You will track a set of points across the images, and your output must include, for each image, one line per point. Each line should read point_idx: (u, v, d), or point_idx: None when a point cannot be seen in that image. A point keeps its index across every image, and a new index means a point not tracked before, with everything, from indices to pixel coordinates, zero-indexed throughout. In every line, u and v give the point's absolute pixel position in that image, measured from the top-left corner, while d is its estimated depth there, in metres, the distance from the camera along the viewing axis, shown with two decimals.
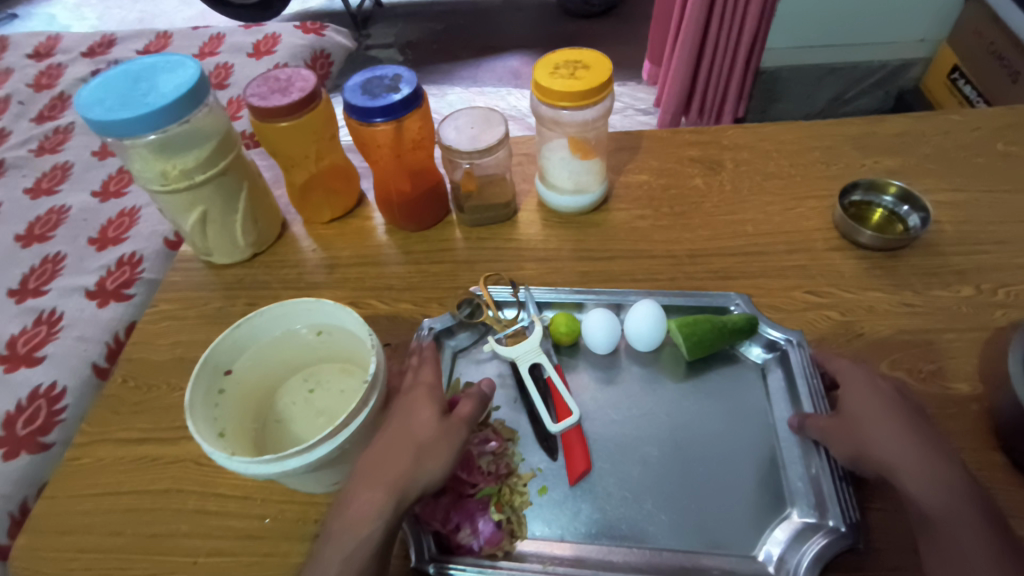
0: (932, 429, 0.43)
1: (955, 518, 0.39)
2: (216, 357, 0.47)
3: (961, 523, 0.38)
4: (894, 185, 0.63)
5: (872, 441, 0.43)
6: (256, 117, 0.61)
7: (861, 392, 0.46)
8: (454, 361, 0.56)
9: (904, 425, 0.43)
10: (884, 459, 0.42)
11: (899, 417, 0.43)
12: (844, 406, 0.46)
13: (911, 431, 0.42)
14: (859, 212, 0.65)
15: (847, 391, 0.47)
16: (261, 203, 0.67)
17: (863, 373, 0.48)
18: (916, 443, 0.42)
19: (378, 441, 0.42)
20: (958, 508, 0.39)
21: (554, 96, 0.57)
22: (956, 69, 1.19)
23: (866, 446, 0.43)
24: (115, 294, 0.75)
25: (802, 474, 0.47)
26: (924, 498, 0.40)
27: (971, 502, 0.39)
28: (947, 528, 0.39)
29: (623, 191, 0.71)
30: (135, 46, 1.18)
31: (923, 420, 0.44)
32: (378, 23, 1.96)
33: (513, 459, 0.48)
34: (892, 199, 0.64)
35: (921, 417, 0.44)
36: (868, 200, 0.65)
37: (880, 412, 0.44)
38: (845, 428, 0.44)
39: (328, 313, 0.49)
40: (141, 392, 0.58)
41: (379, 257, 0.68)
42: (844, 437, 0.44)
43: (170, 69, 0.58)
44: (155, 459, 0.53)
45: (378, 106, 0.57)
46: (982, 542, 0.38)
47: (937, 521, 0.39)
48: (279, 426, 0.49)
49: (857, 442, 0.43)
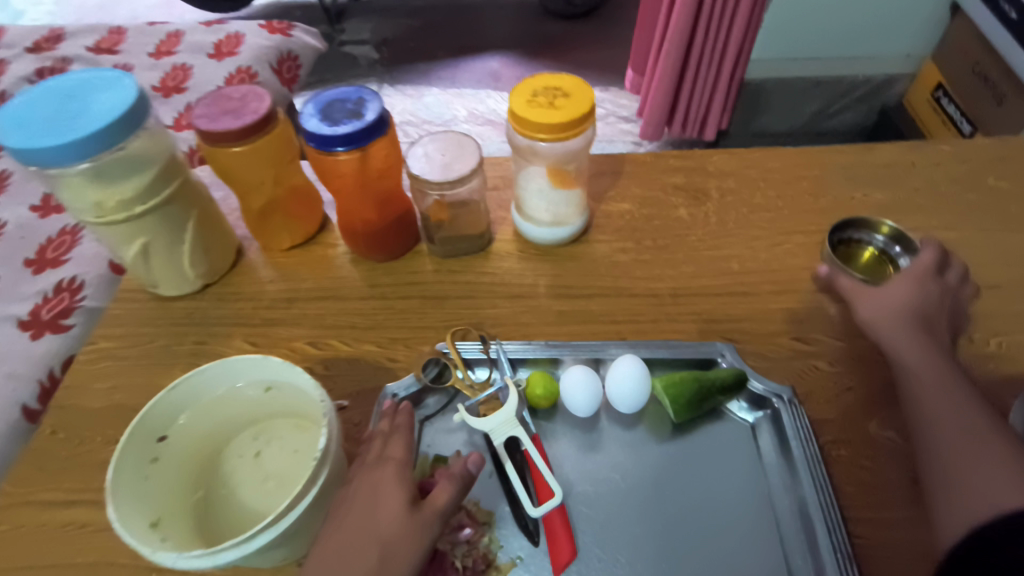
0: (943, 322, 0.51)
1: (932, 363, 0.47)
2: (148, 422, 0.42)
3: (936, 368, 0.47)
4: (888, 226, 0.60)
5: (885, 310, 0.52)
6: (205, 141, 0.55)
7: (908, 277, 0.53)
8: (421, 429, 0.52)
9: (921, 307, 0.51)
10: (889, 323, 0.51)
11: (920, 306, 0.51)
12: (884, 284, 0.54)
13: (924, 317, 0.51)
14: (849, 251, 0.62)
15: (904, 272, 0.54)
16: (212, 231, 0.61)
17: (931, 265, 0.54)
18: (921, 328, 0.50)
19: (335, 533, 0.39)
20: (932, 356, 0.48)
21: (530, 127, 0.53)
22: (940, 87, 1.17)
23: (879, 315, 0.52)
24: (52, 325, 0.68)
25: (804, 555, 0.44)
26: (912, 352, 0.49)
27: (954, 363, 0.48)
28: (923, 371, 0.47)
29: (603, 221, 0.68)
30: (85, 42, 1.09)
31: (943, 310, 0.52)
32: (354, 17, 1.88)
33: (489, 547, 0.45)
34: (884, 239, 0.61)
35: (942, 310, 0.52)
36: (858, 238, 0.62)
37: (907, 293, 0.52)
38: (871, 298, 0.53)
39: (276, 372, 0.45)
40: (72, 445, 0.53)
41: (342, 290, 0.63)
42: (867, 308, 0.53)
43: (105, 86, 0.52)
44: (85, 526, 0.48)
45: (339, 134, 0.52)
46: (951, 383, 0.46)
47: (912, 365, 0.48)
48: (224, 493, 0.45)
49: (874, 314, 0.52)
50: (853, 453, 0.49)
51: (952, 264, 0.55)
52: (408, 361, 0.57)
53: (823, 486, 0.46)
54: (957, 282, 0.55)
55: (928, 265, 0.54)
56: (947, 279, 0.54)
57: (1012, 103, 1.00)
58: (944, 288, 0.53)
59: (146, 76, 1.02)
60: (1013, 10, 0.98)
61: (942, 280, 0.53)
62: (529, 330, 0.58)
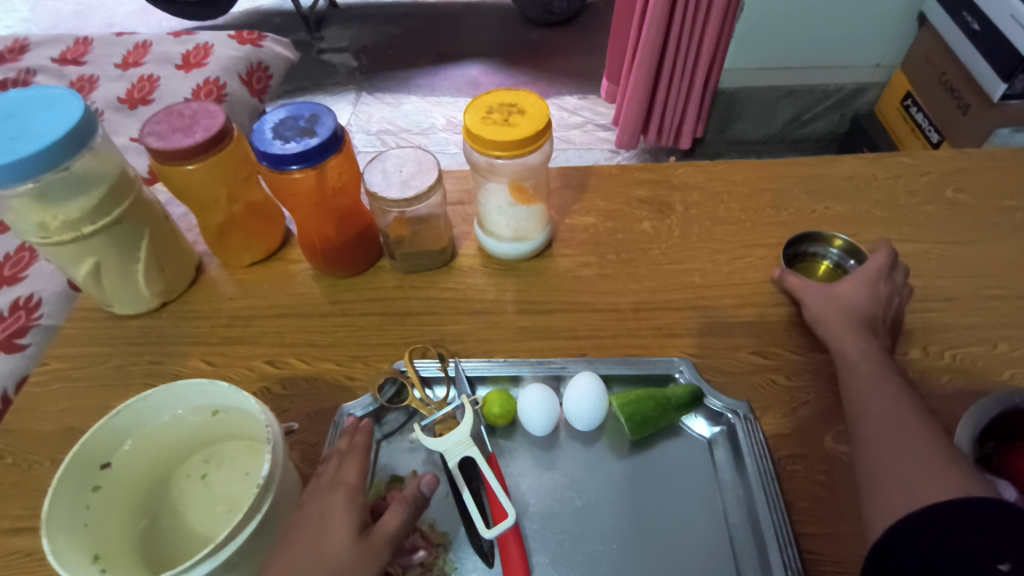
0: (881, 321, 0.54)
1: (871, 362, 0.50)
2: (89, 449, 0.41)
3: (874, 366, 0.49)
4: (841, 239, 0.62)
5: (831, 313, 0.54)
6: (157, 160, 0.55)
7: (855, 283, 0.55)
8: (378, 449, 0.51)
9: (862, 307, 0.54)
10: (834, 324, 0.53)
11: (863, 304, 0.54)
12: (832, 287, 0.56)
13: (862, 315, 0.53)
14: (805, 266, 0.64)
15: (851, 277, 0.56)
16: (166, 249, 0.60)
17: (879, 270, 0.56)
18: (859, 325, 0.52)
19: (280, 559, 0.38)
20: (871, 354, 0.50)
21: (486, 144, 0.52)
22: (909, 95, 1.18)
23: (825, 316, 0.54)
24: (6, 344, 0.67)
25: (755, 567, 0.44)
26: (853, 351, 0.51)
27: (887, 358, 0.50)
28: (863, 369, 0.50)
29: (567, 235, 0.67)
30: (50, 52, 1.07)
31: (886, 315, 0.54)
32: (333, 25, 1.88)
33: (443, 569, 0.44)
34: (838, 252, 0.63)
35: (883, 310, 0.54)
36: (815, 253, 0.64)
37: (852, 297, 0.54)
38: (819, 299, 0.56)
39: (224, 395, 0.44)
40: (19, 471, 0.52)
41: (302, 307, 0.63)
42: (813, 309, 0.55)
43: (48, 104, 0.51)
44: (31, 554, 0.47)
45: (293, 152, 0.51)
46: (885, 379, 0.48)
47: (852, 363, 0.50)
48: (170, 520, 0.44)
49: (822, 314, 0.55)
50: (807, 467, 0.49)
51: (897, 269, 0.57)
52: (366, 379, 0.56)
53: (777, 503, 0.46)
54: (905, 286, 0.57)
55: (876, 270, 0.56)
56: (895, 281, 0.56)
57: (976, 113, 1.02)
58: (890, 291, 0.55)
59: (112, 87, 1.00)
60: (976, 21, 0.99)
61: (889, 281, 0.55)
62: (490, 346, 0.58)
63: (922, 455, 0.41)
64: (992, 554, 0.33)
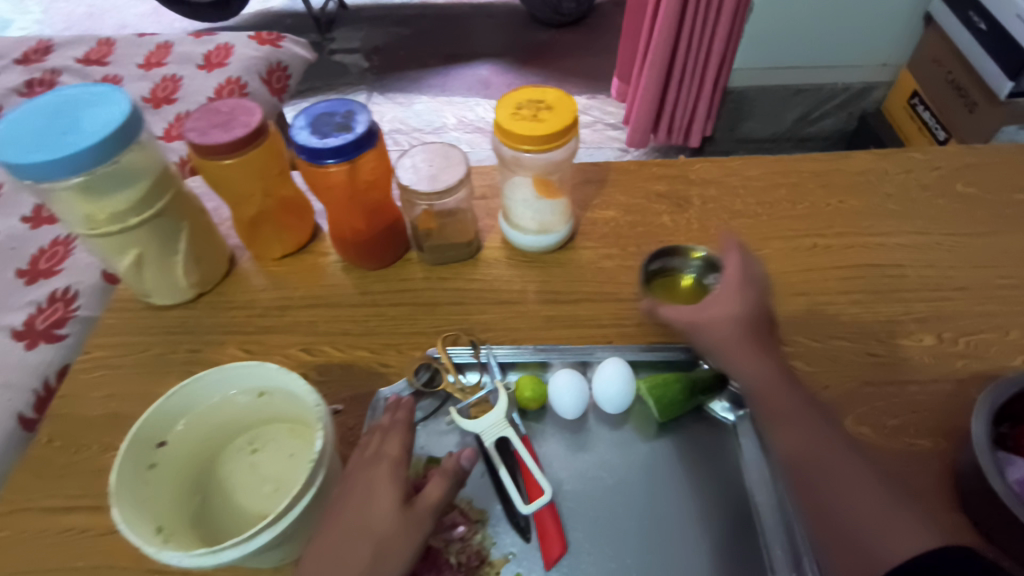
0: (769, 330, 0.51)
1: (785, 397, 0.48)
2: (146, 427, 0.43)
3: (791, 400, 0.47)
4: (699, 250, 0.60)
5: (725, 337, 0.51)
6: (197, 154, 0.56)
7: (726, 295, 0.52)
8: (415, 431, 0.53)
9: (746, 324, 0.50)
10: (733, 352, 0.50)
11: (749, 320, 0.51)
12: (712, 306, 0.52)
13: (751, 334, 0.50)
14: (667, 279, 0.61)
15: (723, 287, 0.52)
16: (204, 242, 0.62)
17: (739, 271, 0.53)
18: (754, 349, 0.50)
19: (332, 527, 0.41)
20: (782, 384, 0.48)
21: (516, 139, 0.54)
22: (915, 94, 1.20)
23: (722, 344, 0.51)
24: (46, 335, 0.69)
25: (783, 540, 0.46)
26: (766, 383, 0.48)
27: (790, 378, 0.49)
28: (781, 408, 0.47)
29: (589, 228, 0.69)
30: (73, 53, 1.10)
31: (768, 316, 0.52)
32: (344, 26, 1.90)
33: (482, 544, 0.47)
34: (699, 266, 0.61)
35: (763, 320, 0.51)
36: (674, 264, 0.62)
37: (736, 311, 0.51)
38: (705, 323, 0.52)
39: (272, 377, 0.46)
40: (69, 453, 0.54)
41: (333, 297, 0.65)
42: (710, 337, 0.51)
43: (95, 101, 0.52)
44: (84, 531, 0.49)
45: (329, 147, 0.53)
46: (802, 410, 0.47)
47: (768, 398, 0.48)
48: (220, 497, 0.46)
49: (714, 343, 0.51)
50: None
51: (751, 257, 0.54)
52: (400, 366, 0.58)
53: None
54: (762, 272, 0.54)
55: (739, 272, 0.53)
56: (753, 274, 0.53)
57: (983, 111, 1.03)
58: (759, 293, 0.52)
59: (136, 87, 1.03)
60: (983, 21, 1.01)
61: (757, 282, 0.52)
62: (518, 334, 0.60)
63: (870, 506, 0.42)
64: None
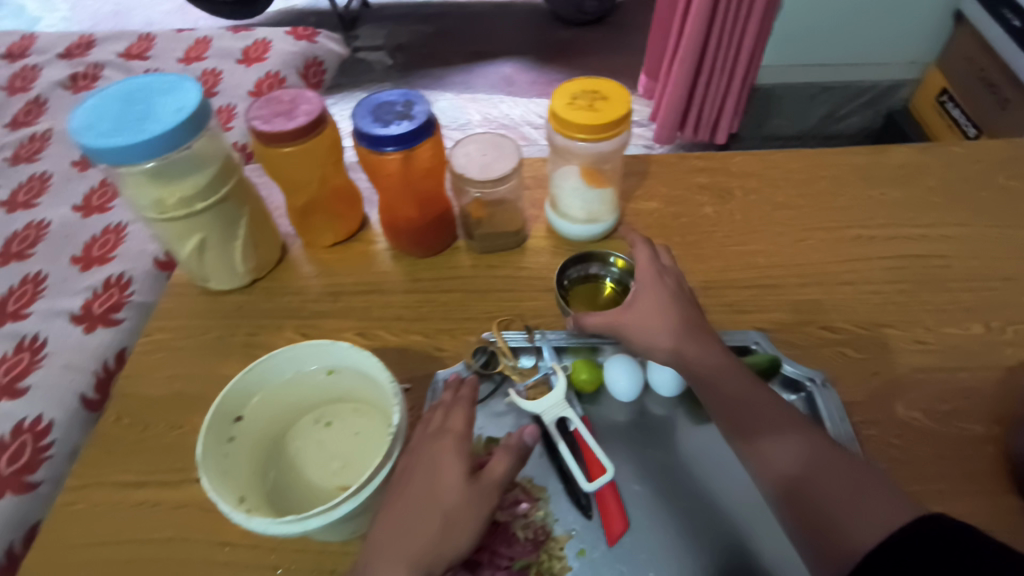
0: (699, 318, 0.53)
1: (737, 390, 0.48)
2: (224, 404, 0.45)
3: (737, 386, 0.48)
4: (622, 258, 0.63)
5: (659, 330, 0.51)
6: (261, 141, 0.58)
7: (644, 288, 0.53)
8: None
9: (675, 315, 0.52)
10: (668, 344, 0.51)
11: (676, 313, 0.52)
12: (633, 306, 0.53)
13: (682, 325, 0.51)
14: (589, 286, 0.64)
15: (638, 288, 0.54)
16: (262, 228, 0.64)
17: (650, 266, 0.55)
18: (691, 339, 0.51)
19: (401, 500, 0.41)
20: (728, 369, 0.49)
21: (572, 127, 0.56)
22: (944, 92, 1.21)
23: (656, 338, 0.51)
24: (103, 319, 0.74)
25: None
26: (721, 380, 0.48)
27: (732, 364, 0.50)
28: (738, 402, 0.48)
29: (633, 218, 0.71)
30: (115, 48, 1.12)
31: (692, 304, 0.53)
32: (367, 24, 1.92)
33: (545, 520, 0.48)
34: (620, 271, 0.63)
35: (691, 311, 0.53)
36: (594, 271, 0.64)
37: (659, 306, 0.52)
38: (636, 321, 0.52)
39: (344, 356, 0.47)
40: (138, 430, 0.56)
41: (384, 284, 0.66)
42: (640, 336, 0.52)
43: (166, 89, 0.54)
44: (157, 505, 0.51)
45: (390, 134, 0.55)
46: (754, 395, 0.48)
47: (716, 385, 0.49)
48: (290, 472, 0.48)
49: (648, 338, 0.51)
50: (882, 431, 0.52)
51: (660, 252, 0.58)
52: (454, 350, 0.60)
53: None
54: (676, 266, 0.57)
55: (650, 268, 0.54)
56: (667, 267, 0.56)
57: (1015, 109, 1.04)
58: (677, 285, 0.54)
59: None
60: (1017, 18, 1.02)
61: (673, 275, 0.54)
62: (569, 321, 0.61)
63: (843, 496, 0.42)
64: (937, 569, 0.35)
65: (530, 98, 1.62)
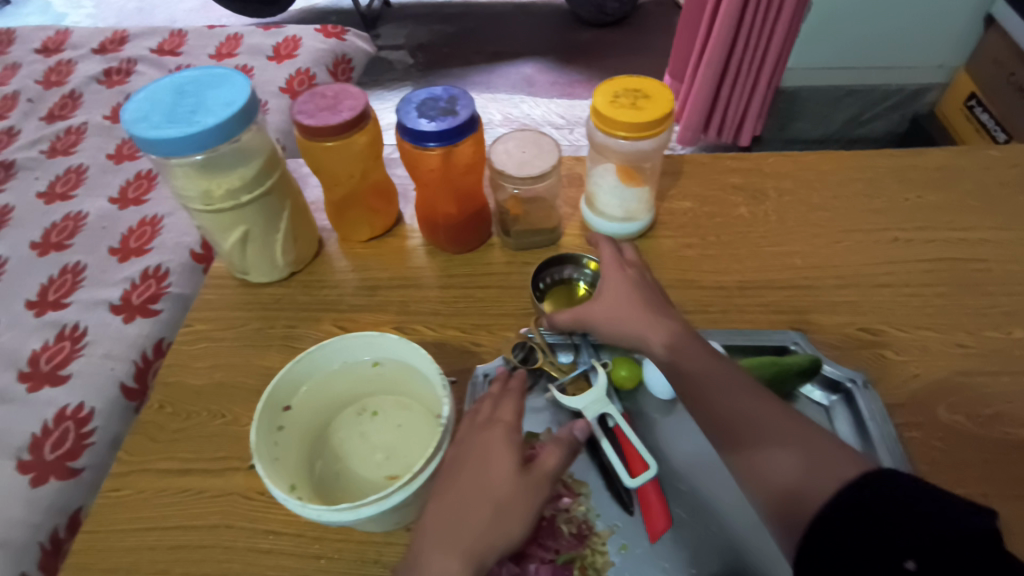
0: (664, 302, 0.51)
1: (732, 397, 0.43)
2: (275, 394, 0.45)
3: (698, 361, 0.46)
4: (594, 261, 0.62)
5: (625, 317, 0.50)
6: (305, 135, 0.59)
7: (609, 279, 0.53)
8: None
9: (639, 300, 0.51)
10: (632, 328, 0.49)
11: (639, 299, 0.51)
12: (602, 298, 0.52)
13: (647, 310, 0.50)
14: (562, 288, 0.63)
15: (604, 281, 0.53)
16: (302, 222, 0.64)
17: (612, 261, 0.54)
18: (655, 320, 0.49)
19: (450, 490, 0.40)
20: (690, 347, 0.47)
21: (615, 125, 0.56)
22: (973, 96, 1.20)
23: (624, 325, 0.50)
24: (142, 309, 0.76)
25: None
26: (694, 373, 0.45)
27: (698, 342, 0.48)
28: (732, 411, 0.43)
29: (667, 218, 0.71)
30: (148, 44, 1.14)
31: (656, 292, 0.53)
32: (388, 23, 1.94)
33: (587, 515, 0.48)
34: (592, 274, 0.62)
35: (655, 297, 0.52)
36: (568, 274, 0.63)
37: (624, 297, 0.51)
38: (604, 312, 0.51)
39: (391, 348, 0.48)
40: (180, 419, 0.56)
41: (419, 279, 0.67)
42: (607, 329, 0.51)
43: (216, 83, 0.55)
44: (201, 492, 0.52)
45: (434, 130, 0.55)
46: (717, 370, 0.45)
47: (679, 363, 0.46)
48: (334, 463, 0.48)
49: (618, 327, 0.50)
50: (924, 434, 0.52)
51: (626, 248, 0.57)
52: (492, 345, 0.60)
53: (903, 466, 0.49)
54: (642, 262, 0.56)
55: (612, 261, 0.54)
56: (631, 262, 0.56)
57: None
58: (640, 275, 0.54)
59: None
60: None
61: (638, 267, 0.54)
62: None
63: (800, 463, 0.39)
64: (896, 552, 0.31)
65: (551, 99, 1.62)
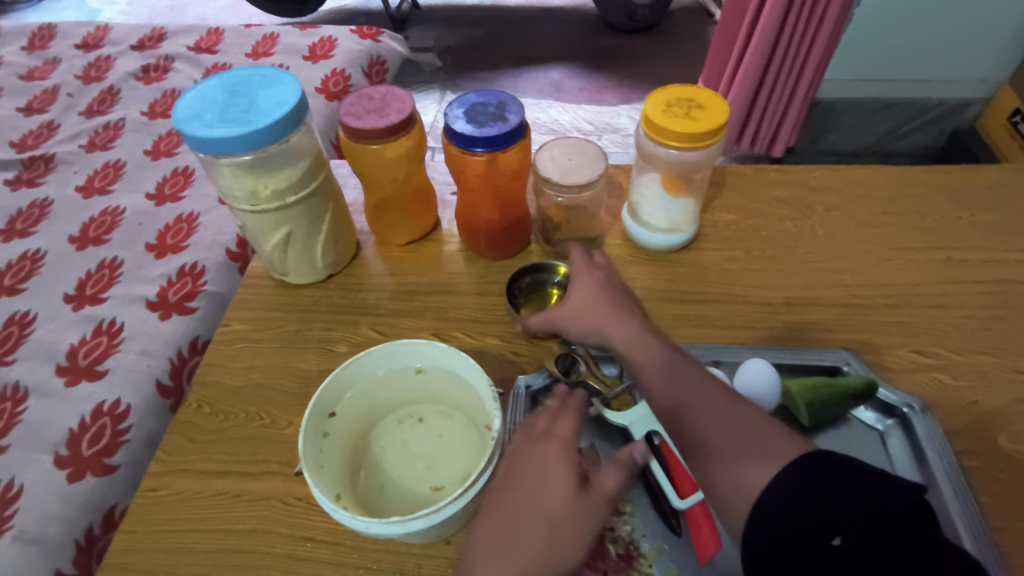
0: (629, 300, 0.50)
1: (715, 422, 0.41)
2: (322, 400, 0.45)
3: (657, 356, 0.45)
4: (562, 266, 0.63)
5: (591, 317, 0.49)
6: (350, 137, 0.58)
7: (577, 279, 0.52)
8: None
9: (604, 298, 0.50)
10: (598, 327, 0.49)
11: (604, 298, 0.50)
12: (570, 299, 0.51)
13: (615, 309, 0.49)
14: (536, 295, 0.64)
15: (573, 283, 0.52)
16: (342, 224, 0.64)
17: (580, 264, 0.53)
18: (621, 321, 0.48)
19: (504, 506, 0.40)
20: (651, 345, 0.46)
21: (668, 134, 0.55)
22: (1018, 112, 1.16)
23: (590, 325, 0.49)
24: (178, 307, 0.76)
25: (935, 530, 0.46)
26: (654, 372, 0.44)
27: (661, 340, 0.47)
28: (724, 445, 0.40)
29: (710, 230, 0.69)
30: (185, 41, 1.14)
31: (623, 290, 0.52)
32: (416, 25, 1.94)
33: (632, 535, 0.47)
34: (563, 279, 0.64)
35: (620, 296, 0.50)
36: (543, 280, 0.64)
37: (590, 297, 0.50)
38: (571, 313, 0.50)
39: (436, 355, 0.48)
40: (218, 420, 0.56)
41: (457, 285, 0.66)
42: (573, 327, 0.50)
43: (267, 82, 0.55)
44: (239, 496, 0.51)
45: (481, 135, 0.54)
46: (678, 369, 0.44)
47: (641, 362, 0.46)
48: (375, 471, 0.47)
49: (585, 328, 0.50)
50: (983, 463, 0.50)
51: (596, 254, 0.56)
52: (532, 355, 0.59)
53: (965, 496, 0.47)
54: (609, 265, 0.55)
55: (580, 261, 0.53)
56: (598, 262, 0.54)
57: None
58: (609, 275, 0.53)
59: None
60: None
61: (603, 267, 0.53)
62: None
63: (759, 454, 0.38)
64: (827, 531, 0.33)
65: (580, 105, 1.62)
